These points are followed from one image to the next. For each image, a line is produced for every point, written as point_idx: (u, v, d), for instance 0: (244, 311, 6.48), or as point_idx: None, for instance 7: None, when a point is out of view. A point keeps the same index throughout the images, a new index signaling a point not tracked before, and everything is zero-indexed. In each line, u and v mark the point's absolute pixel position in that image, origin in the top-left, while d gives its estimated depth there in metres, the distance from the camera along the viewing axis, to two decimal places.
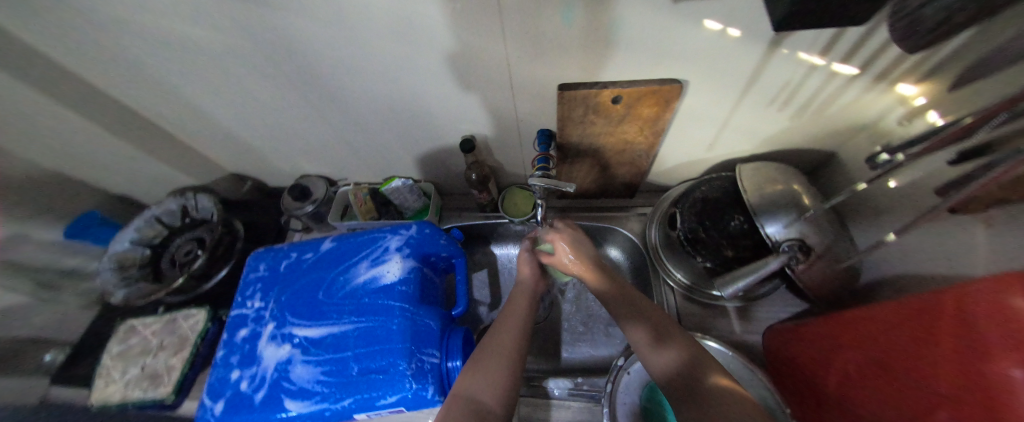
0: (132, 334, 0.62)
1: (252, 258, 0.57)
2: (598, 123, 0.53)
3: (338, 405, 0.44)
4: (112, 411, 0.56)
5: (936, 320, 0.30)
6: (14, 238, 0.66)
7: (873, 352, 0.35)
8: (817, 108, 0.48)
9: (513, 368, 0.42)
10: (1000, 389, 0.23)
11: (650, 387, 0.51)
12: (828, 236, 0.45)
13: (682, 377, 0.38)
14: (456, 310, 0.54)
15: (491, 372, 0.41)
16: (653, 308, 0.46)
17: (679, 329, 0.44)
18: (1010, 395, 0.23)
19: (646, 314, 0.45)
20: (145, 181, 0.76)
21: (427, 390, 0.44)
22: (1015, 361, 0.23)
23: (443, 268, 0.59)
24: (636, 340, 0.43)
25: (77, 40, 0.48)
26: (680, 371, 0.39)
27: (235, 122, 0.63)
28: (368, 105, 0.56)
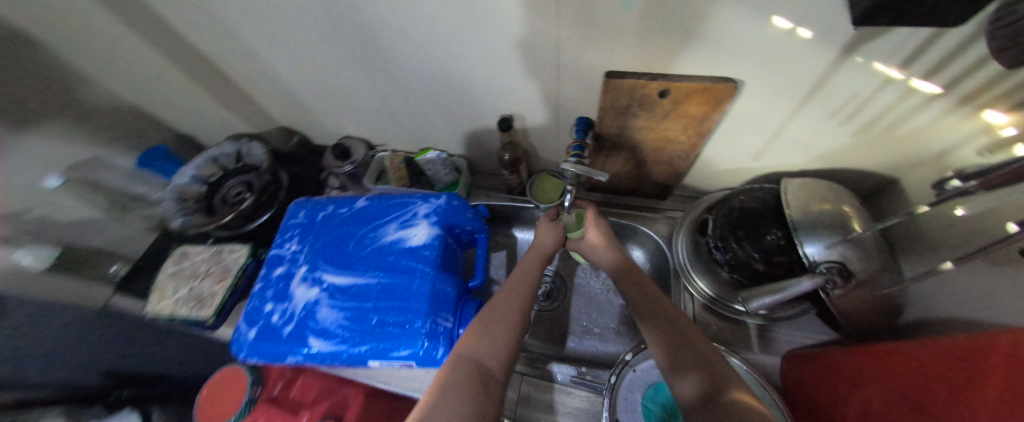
0: (184, 258, 0.68)
1: (293, 206, 0.61)
2: (641, 116, 0.52)
3: (355, 350, 0.47)
4: (161, 323, 0.63)
5: (985, 360, 0.28)
6: (92, 162, 0.73)
7: (907, 387, 0.33)
8: (885, 128, 0.45)
9: (512, 339, 0.43)
10: None
11: (655, 388, 0.51)
12: (875, 265, 0.42)
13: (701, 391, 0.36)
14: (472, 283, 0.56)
15: (491, 340, 0.42)
16: (662, 307, 0.47)
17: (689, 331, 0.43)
18: None
19: (655, 315, 0.45)
20: (207, 124, 0.83)
21: (438, 350, 0.47)
22: None
23: (466, 241, 0.61)
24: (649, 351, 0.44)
25: None
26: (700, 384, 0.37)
27: (293, 78, 0.67)
28: (415, 73, 0.58)
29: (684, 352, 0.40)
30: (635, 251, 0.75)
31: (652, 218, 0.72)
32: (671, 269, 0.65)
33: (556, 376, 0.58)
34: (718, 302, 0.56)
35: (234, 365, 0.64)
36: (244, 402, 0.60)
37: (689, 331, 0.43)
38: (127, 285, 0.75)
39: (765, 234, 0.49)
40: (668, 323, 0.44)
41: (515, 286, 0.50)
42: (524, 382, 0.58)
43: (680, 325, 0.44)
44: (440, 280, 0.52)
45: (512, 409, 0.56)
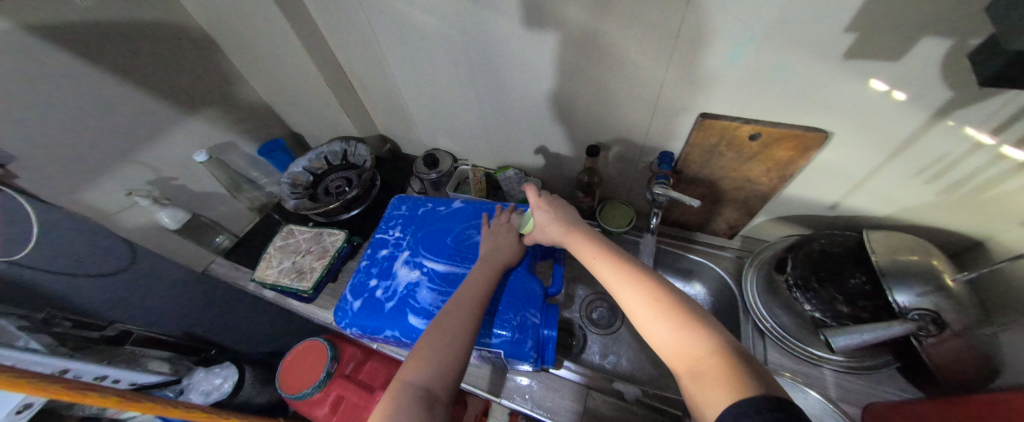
0: (290, 235, 0.77)
1: (397, 200, 0.71)
2: (726, 155, 0.58)
3: None
4: (264, 289, 0.70)
5: None
6: (228, 145, 0.86)
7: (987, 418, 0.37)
8: (971, 190, 0.48)
9: (457, 357, 0.41)
10: None
11: None
12: (971, 318, 0.43)
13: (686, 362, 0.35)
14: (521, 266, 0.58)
15: (434, 360, 0.40)
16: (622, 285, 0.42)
17: (654, 310, 0.38)
18: None
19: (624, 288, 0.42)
20: (319, 126, 0.97)
21: (527, 343, 0.51)
22: None
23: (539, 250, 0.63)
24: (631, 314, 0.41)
25: (333, 14, 0.65)
26: (674, 348, 0.36)
27: (411, 95, 0.79)
28: (520, 99, 0.67)
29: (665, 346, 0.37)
30: (696, 287, 0.79)
31: (717, 254, 0.75)
32: (738, 306, 0.67)
33: (622, 393, 0.60)
34: (790, 342, 0.58)
35: (319, 339, 0.70)
36: (322, 375, 0.64)
37: (662, 298, 0.39)
38: (228, 255, 0.85)
39: (847, 277, 0.51)
40: (634, 291, 0.41)
41: (464, 296, 0.48)
42: (590, 395, 0.60)
43: (646, 301, 0.39)
44: (520, 278, 0.57)
45: (576, 419, 0.58)
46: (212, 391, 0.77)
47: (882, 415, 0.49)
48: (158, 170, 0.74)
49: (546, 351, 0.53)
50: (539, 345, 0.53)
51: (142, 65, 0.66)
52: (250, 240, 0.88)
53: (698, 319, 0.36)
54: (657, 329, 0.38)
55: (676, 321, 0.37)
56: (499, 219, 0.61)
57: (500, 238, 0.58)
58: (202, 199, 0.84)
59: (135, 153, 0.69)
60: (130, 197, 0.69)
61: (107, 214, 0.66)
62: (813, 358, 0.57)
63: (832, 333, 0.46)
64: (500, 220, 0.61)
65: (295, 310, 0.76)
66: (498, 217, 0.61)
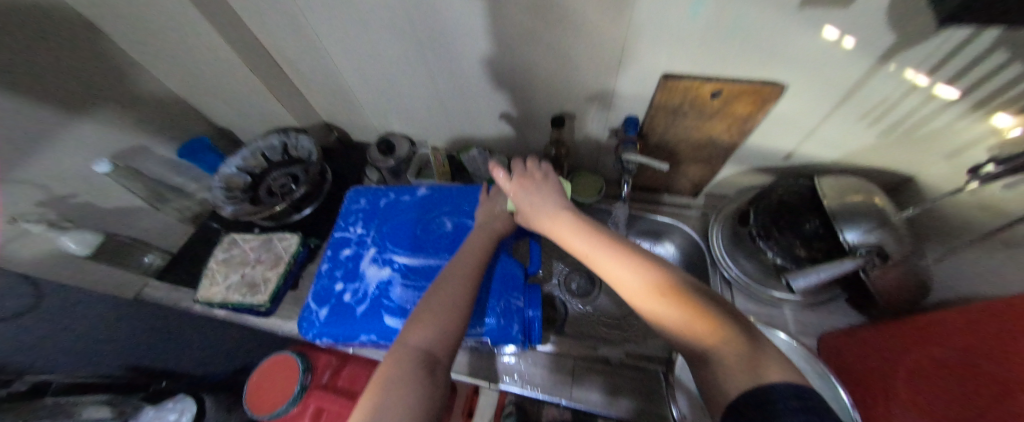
0: (234, 246, 0.69)
1: (353, 193, 0.65)
2: (689, 115, 0.58)
3: None
4: (212, 309, 0.63)
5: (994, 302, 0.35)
6: (138, 150, 0.74)
7: (928, 324, 0.41)
8: (906, 130, 0.51)
9: (456, 319, 0.39)
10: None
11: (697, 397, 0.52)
12: (908, 247, 0.47)
13: (693, 346, 0.33)
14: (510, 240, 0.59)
15: (436, 324, 0.38)
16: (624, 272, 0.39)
17: (658, 296, 0.36)
18: None
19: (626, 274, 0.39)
20: (250, 119, 0.85)
21: (513, 327, 0.50)
22: None
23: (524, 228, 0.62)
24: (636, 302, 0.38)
25: None
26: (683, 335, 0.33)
27: (354, 75, 0.70)
28: (477, 73, 0.62)
29: (674, 333, 0.35)
30: (667, 246, 0.79)
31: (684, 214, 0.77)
32: (705, 261, 0.70)
33: (608, 357, 0.61)
34: (754, 288, 0.62)
35: (284, 352, 0.64)
36: (296, 388, 0.60)
37: (666, 281, 0.36)
38: (164, 275, 0.75)
39: (803, 222, 0.53)
40: (636, 277, 0.38)
41: (455, 267, 0.45)
42: (577, 364, 0.61)
43: (650, 288, 0.36)
44: (501, 262, 0.55)
45: (563, 390, 0.59)
46: None
47: (835, 344, 0.54)
48: (49, 188, 0.62)
49: (533, 331, 0.53)
50: (525, 327, 0.52)
51: (11, 61, 0.53)
52: (186, 255, 0.78)
53: (707, 300, 0.34)
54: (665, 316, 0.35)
55: (683, 306, 0.34)
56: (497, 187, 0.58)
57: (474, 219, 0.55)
58: (116, 216, 0.72)
59: (14, 172, 0.56)
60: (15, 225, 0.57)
61: None
62: (775, 299, 0.61)
63: (793, 276, 0.49)
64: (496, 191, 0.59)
65: (254, 325, 0.69)
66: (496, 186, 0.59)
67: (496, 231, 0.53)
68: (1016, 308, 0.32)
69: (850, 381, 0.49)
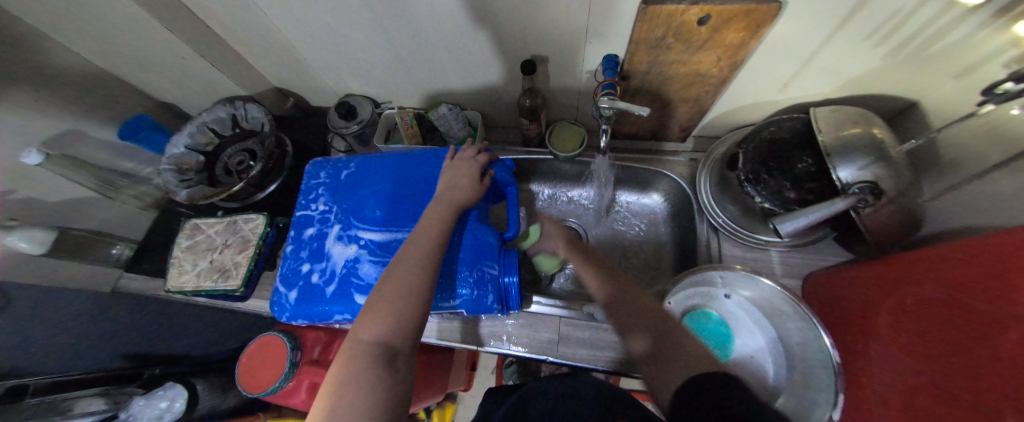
0: (197, 232, 0.65)
1: (312, 167, 0.60)
2: (675, 49, 0.50)
3: None
4: (186, 298, 0.61)
5: (969, 253, 0.34)
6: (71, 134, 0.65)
7: (898, 273, 0.41)
8: (916, 48, 0.45)
9: (415, 306, 0.38)
10: (1008, 302, 0.28)
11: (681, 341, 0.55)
12: (904, 182, 0.43)
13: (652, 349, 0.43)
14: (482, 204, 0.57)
15: (391, 314, 0.37)
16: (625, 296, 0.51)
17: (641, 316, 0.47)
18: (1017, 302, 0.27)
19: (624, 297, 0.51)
20: (191, 89, 0.76)
21: (488, 297, 0.49)
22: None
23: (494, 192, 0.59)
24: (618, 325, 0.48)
25: None
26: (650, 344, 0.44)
27: (290, 28, 0.60)
28: (429, 15, 0.53)
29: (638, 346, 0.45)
30: (654, 197, 0.77)
31: (671, 161, 0.73)
32: (692, 209, 0.68)
33: (594, 315, 0.61)
34: (740, 233, 0.60)
35: (272, 333, 0.64)
36: (287, 366, 0.60)
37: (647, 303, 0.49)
38: (136, 265, 0.73)
39: (795, 162, 0.50)
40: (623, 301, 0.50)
41: (417, 246, 0.42)
42: (563, 322, 0.61)
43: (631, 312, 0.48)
44: (472, 230, 0.52)
45: (551, 347, 0.60)
46: (162, 414, 0.66)
47: (819, 285, 0.53)
48: None
49: (510, 298, 0.51)
50: (503, 294, 0.51)
51: None
52: (154, 244, 0.75)
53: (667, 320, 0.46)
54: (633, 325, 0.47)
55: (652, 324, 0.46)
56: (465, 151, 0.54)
57: (444, 183, 0.51)
58: (66, 210, 0.68)
59: None
60: None
61: None
62: (761, 243, 0.60)
63: (781, 220, 0.47)
64: (464, 155, 0.54)
65: (237, 308, 0.68)
66: (464, 152, 0.54)
67: (465, 200, 0.49)
68: (1000, 263, 0.30)
69: (828, 325, 0.50)
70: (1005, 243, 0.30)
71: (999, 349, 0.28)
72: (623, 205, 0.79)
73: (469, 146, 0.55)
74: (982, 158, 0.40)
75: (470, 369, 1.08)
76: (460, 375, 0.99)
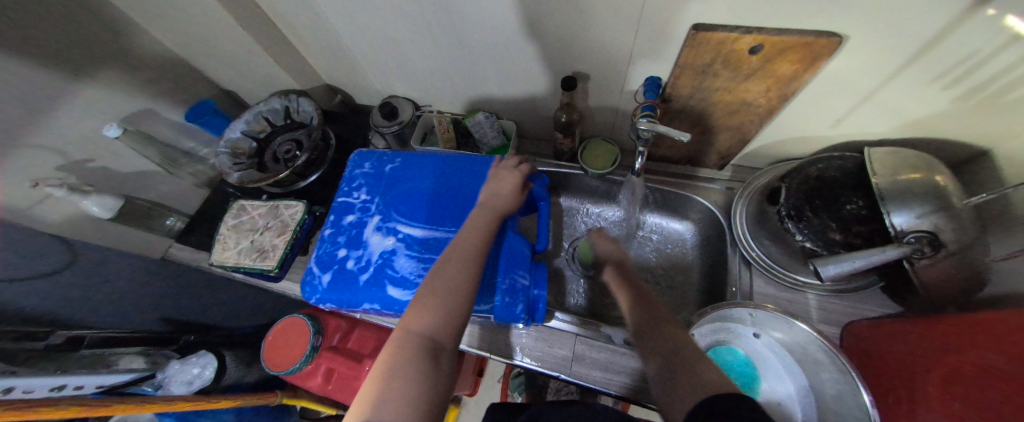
0: (243, 212, 0.70)
1: (357, 156, 0.62)
2: (722, 75, 0.49)
3: None
4: (225, 273, 0.65)
5: None
6: (145, 113, 0.72)
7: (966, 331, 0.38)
8: (992, 93, 0.41)
9: (461, 304, 0.39)
10: None
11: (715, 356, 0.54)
12: (968, 235, 0.40)
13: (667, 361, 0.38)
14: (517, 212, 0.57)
15: (439, 309, 0.38)
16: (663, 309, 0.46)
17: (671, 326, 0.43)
18: None
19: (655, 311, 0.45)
20: (252, 80, 0.83)
21: (517, 306, 0.49)
22: None
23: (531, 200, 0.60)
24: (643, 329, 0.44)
25: None
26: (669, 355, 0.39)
27: (348, 31, 0.64)
28: (480, 27, 0.55)
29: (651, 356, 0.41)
30: (684, 223, 0.75)
31: (707, 188, 0.71)
32: (725, 240, 0.65)
33: (611, 338, 0.60)
34: (776, 271, 0.57)
35: (296, 315, 0.67)
36: (309, 349, 0.63)
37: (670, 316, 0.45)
38: (184, 237, 0.79)
39: (844, 203, 0.47)
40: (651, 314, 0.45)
41: (462, 245, 0.43)
42: (578, 341, 0.60)
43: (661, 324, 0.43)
44: (507, 239, 0.52)
45: (565, 365, 0.59)
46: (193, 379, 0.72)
47: (862, 335, 0.50)
48: (67, 153, 0.62)
49: (537, 311, 0.51)
50: (530, 305, 0.51)
51: None
52: (203, 220, 0.81)
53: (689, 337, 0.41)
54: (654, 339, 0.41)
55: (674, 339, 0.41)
56: (507, 162, 0.55)
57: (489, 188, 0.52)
58: (134, 180, 0.75)
59: (32, 135, 0.56)
60: (38, 189, 0.59)
61: (19, 211, 0.59)
62: (798, 284, 0.56)
63: (823, 262, 0.44)
64: (507, 164, 0.55)
65: (269, 288, 0.72)
66: (503, 162, 0.55)
67: (508, 206, 0.50)
68: None
69: (870, 382, 0.46)
70: None
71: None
72: (651, 228, 0.77)
73: (512, 156, 0.56)
74: None
75: (477, 375, 1.08)
76: (467, 380, 1.00)
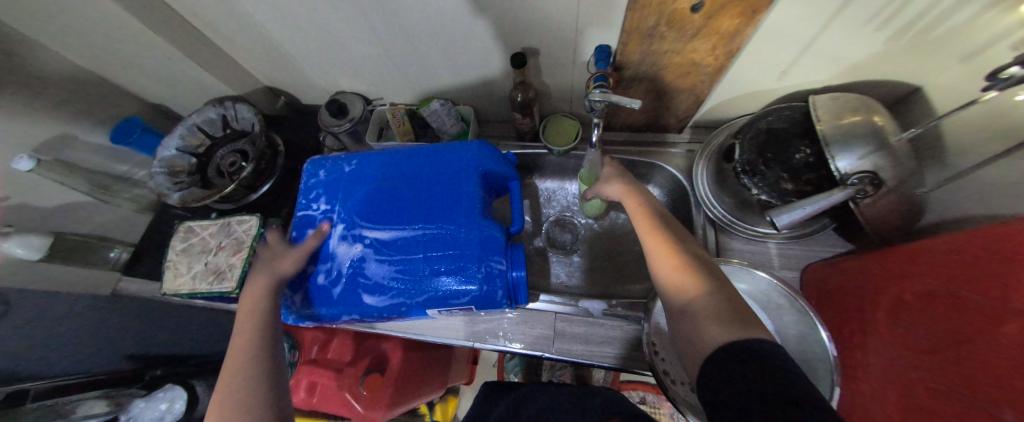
0: (191, 234, 0.65)
1: (309, 165, 0.58)
2: (668, 37, 0.49)
3: (413, 301, 0.50)
4: (182, 300, 0.61)
5: (949, 285, 0.33)
6: (64, 139, 0.65)
7: (886, 304, 0.39)
8: (921, 31, 0.43)
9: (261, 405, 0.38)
10: (1002, 337, 0.27)
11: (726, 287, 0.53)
12: (906, 170, 0.42)
13: (681, 300, 0.37)
14: (468, 191, 0.54)
15: None
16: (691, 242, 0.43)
17: (700, 259, 0.39)
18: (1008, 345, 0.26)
19: (685, 245, 0.41)
20: (181, 91, 0.75)
21: (497, 292, 0.49)
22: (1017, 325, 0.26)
23: (496, 180, 0.58)
24: (660, 265, 0.41)
25: None
26: (698, 297, 0.35)
27: (276, 26, 0.59)
28: (416, 5, 0.50)
29: (669, 297, 0.39)
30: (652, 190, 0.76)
31: (669, 153, 0.72)
32: (690, 201, 0.66)
33: (588, 310, 0.61)
34: (737, 225, 0.59)
35: None
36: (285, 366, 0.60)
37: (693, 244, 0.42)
38: (133, 269, 0.73)
39: (793, 153, 0.48)
40: (682, 241, 0.42)
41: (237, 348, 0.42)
42: (557, 319, 0.61)
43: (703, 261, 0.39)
44: (474, 227, 0.51)
45: (547, 344, 0.60)
46: (163, 416, 0.69)
47: (820, 275, 0.52)
48: None
49: (519, 293, 0.50)
50: (511, 289, 0.50)
51: None
52: (150, 248, 0.75)
53: (715, 266, 0.39)
54: (662, 266, 0.40)
55: (709, 275, 0.37)
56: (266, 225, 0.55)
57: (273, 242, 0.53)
58: (61, 214, 0.68)
59: None
60: None
61: None
62: (759, 235, 0.59)
63: (778, 213, 0.46)
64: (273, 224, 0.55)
65: (234, 309, 0.69)
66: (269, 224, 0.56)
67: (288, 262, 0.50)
68: (992, 290, 0.29)
69: (831, 330, 0.48)
70: (999, 260, 0.29)
71: (997, 343, 0.27)
72: None
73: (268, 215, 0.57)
74: (987, 144, 0.39)
75: (472, 364, 1.09)
76: (462, 370, 1.00)
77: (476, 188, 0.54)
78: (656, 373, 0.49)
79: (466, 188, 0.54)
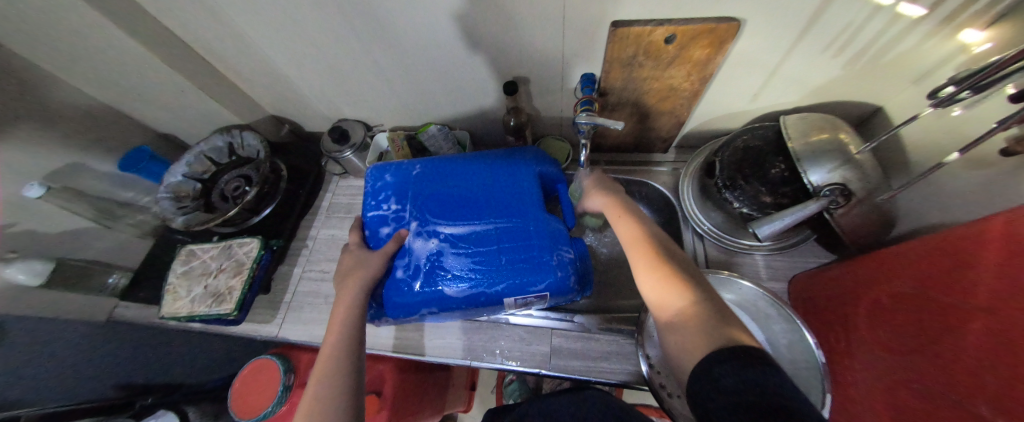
0: (193, 257, 0.66)
1: (374, 170, 0.60)
2: (646, 66, 0.53)
3: (492, 290, 0.50)
4: (179, 324, 0.62)
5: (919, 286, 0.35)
6: (73, 168, 0.68)
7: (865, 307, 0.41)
8: (873, 56, 0.47)
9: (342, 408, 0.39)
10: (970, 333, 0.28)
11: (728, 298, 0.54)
12: (871, 182, 0.45)
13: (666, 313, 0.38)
14: (528, 188, 0.56)
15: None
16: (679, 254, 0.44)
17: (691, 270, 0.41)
18: (978, 340, 0.27)
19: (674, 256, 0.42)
20: (189, 121, 0.79)
21: (569, 278, 0.51)
22: (981, 322, 0.28)
23: (551, 178, 0.61)
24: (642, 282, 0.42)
25: None
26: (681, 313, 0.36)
27: (284, 61, 0.64)
28: (416, 42, 0.55)
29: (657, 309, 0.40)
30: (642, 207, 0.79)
31: (656, 171, 0.75)
32: (678, 217, 0.69)
33: (583, 324, 0.62)
34: (725, 238, 0.61)
35: (265, 356, 0.64)
36: (279, 390, 0.60)
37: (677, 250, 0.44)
38: (130, 295, 0.73)
39: (769, 168, 0.52)
40: (671, 251, 0.43)
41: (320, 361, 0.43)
42: (553, 334, 0.62)
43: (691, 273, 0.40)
44: (541, 222, 0.53)
45: (544, 360, 0.60)
46: None
47: (806, 284, 0.54)
48: None
49: (587, 274, 0.55)
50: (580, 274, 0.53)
51: None
52: (148, 273, 0.75)
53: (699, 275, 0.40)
54: (644, 279, 0.42)
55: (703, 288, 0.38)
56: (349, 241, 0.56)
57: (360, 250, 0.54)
58: (63, 241, 0.70)
59: None
60: None
61: None
62: (746, 247, 0.61)
63: (758, 224, 0.49)
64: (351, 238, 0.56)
65: (230, 333, 0.69)
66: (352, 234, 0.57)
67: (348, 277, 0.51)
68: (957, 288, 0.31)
69: (819, 335, 0.49)
70: (961, 261, 0.31)
71: (966, 341, 0.29)
72: None
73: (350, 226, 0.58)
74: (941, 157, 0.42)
75: (471, 389, 1.07)
76: (460, 395, 0.98)
77: (535, 186, 0.57)
78: (652, 384, 0.51)
79: (528, 185, 0.57)
